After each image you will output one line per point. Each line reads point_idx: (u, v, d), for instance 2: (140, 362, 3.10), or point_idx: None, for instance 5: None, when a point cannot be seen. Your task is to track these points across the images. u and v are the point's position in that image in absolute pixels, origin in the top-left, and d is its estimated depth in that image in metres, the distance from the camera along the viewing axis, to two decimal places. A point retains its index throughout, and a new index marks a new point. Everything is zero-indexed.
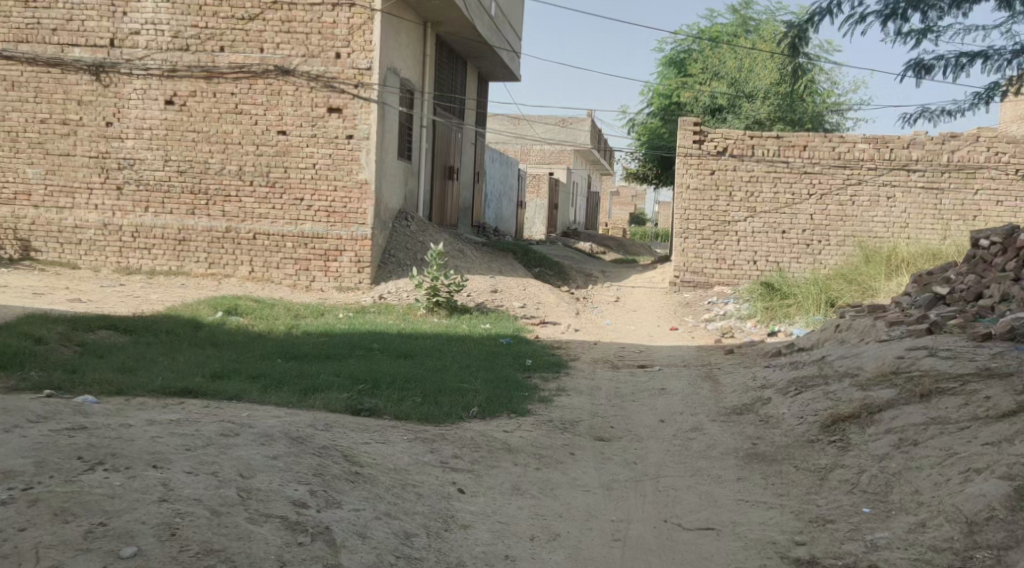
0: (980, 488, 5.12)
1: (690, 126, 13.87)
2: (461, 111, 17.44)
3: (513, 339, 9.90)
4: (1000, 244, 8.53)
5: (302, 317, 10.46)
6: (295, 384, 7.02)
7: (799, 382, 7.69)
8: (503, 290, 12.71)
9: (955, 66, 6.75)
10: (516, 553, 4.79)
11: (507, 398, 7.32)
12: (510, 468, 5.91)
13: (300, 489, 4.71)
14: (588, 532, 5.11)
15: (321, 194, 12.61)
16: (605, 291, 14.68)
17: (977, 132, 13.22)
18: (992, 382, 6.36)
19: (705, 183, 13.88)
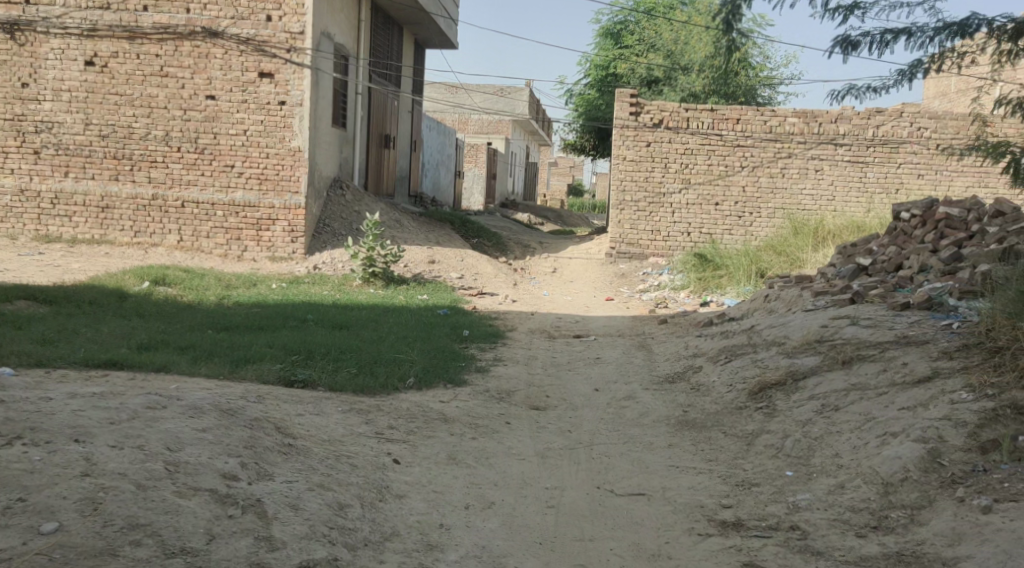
0: (896, 451, 5.32)
1: (626, 97, 13.87)
2: (398, 79, 17.27)
3: (451, 310, 9.95)
4: (920, 216, 8.80)
5: (234, 287, 10.37)
6: (225, 355, 6.97)
7: (728, 351, 7.91)
8: (440, 260, 12.72)
9: (879, 43, 6.35)
10: (451, 522, 4.86)
11: (443, 368, 7.38)
12: (445, 437, 5.97)
13: (231, 462, 4.70)
14: (523, 500, 5.19)
15: (253, 161, 12.43)
16: (543, 262, 14.78)
17: (900, 108, 13.55)
18: (909, 348, 6.57)
19: (642, 154, 13.94)
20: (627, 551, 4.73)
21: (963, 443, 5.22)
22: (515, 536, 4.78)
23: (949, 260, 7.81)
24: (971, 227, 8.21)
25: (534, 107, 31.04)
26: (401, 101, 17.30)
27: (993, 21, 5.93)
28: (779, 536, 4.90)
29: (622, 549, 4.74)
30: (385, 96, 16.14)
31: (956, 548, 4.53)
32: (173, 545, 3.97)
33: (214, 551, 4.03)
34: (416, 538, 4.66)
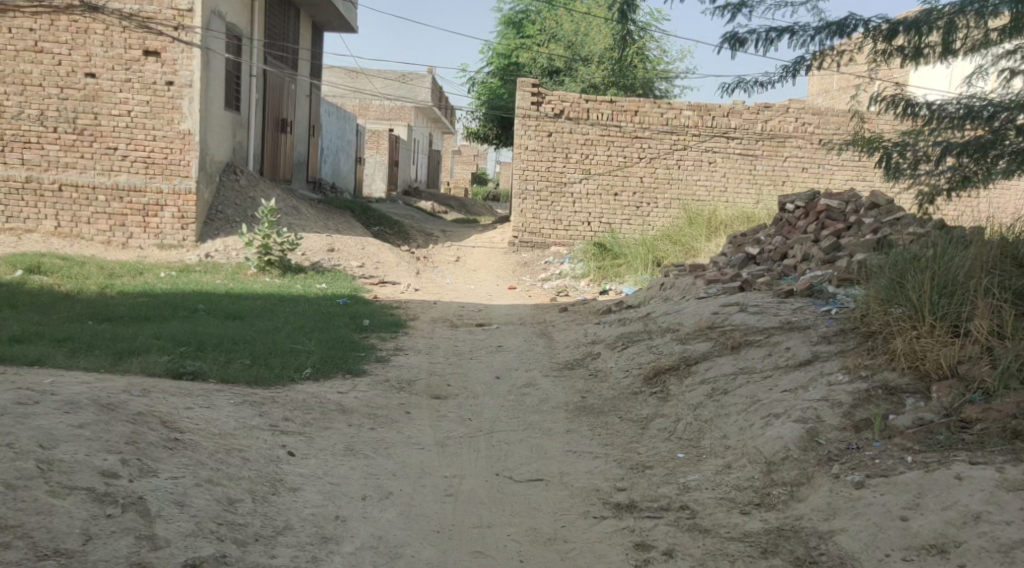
0: (778, 431, 5.58)
1: (528, 87, 13.97)
2: (294, 61, 17.03)
3: (351, 299, 9.94)
4: (804, 208, 9.17)
5: (118, 276, 10.14)
6: (107, 347, 6.85)
7: (626, 337, 8.13)
8: (340, 248, 12.67)
9: (764, 41, 6.55)
10: (347, 513, 4.89)
11: (342, 358, 7.39)
12: (343, 428, 6.01)
13: (111, 459, 4.63)
14: (421, 489, 5.27)
15: (138, 144, 12.14)
16: (446, 250, 14.85)
17: (787, 103, 14.08)
18: (793, 333, 6.89)
19: (543, 144, 14.07)
20: (523, 536, 4.84)
21: (839, 422, 5.46)
22: (413, 525, 4.83)
23: (829, 249, 8.17)
24: (849, 218, 8.61)
25: (437, 94, 31.05)
26: (298, 85, 17.08)
27: (869, 22, 6.24)
28: (669, 516, 5.09)
29: (519, 534, 4.84)
30: (281, 79, 15.90)
31: (831, 522, 4.70)
32: (45, 546, 3.94)
33: (90, 552, 4.01)
34: (310, 531, 4.67)
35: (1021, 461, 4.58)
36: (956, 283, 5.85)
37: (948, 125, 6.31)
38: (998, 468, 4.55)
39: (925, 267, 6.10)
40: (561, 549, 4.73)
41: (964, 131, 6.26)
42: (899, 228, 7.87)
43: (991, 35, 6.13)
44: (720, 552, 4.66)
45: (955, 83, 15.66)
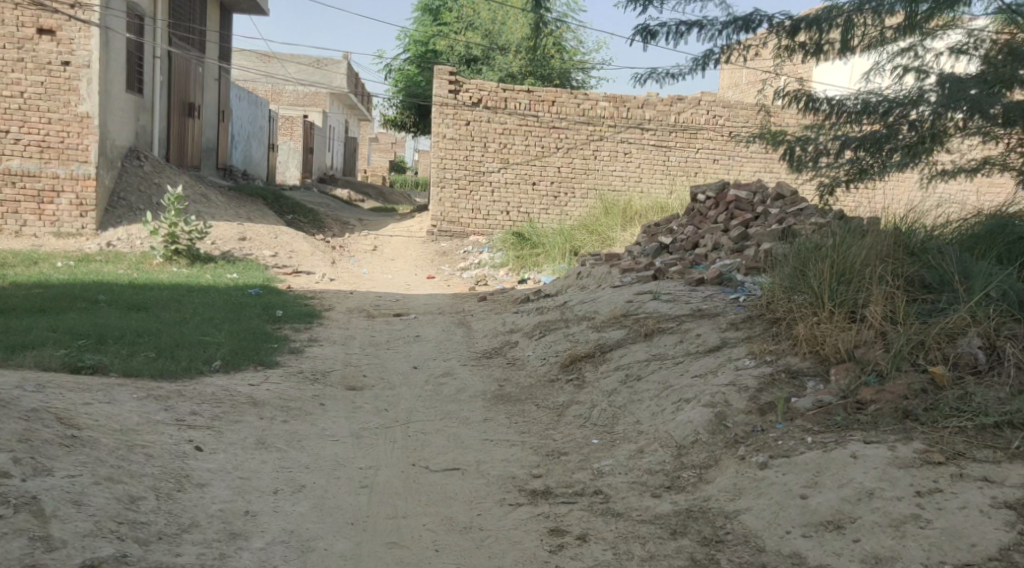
0: (688, 416, 5.74)
1: (445, 75, 13.93)
2: (202, 43, 16.72)
3: (263, 289, 9.84)
4: (714, 199, 9.40)
5: (13, 267, 9.84)
6: (1, 341, 6.69)
7: (543, 326, 8.23)
8: (252, 237, 12.50)
9: (675, 34, 6.71)
10: (256, 508, 4.86)
11: (252, 350, 7.32)
12: (254, 421, 5.97)
13: (2, 458, 4.48)
14: (335, 482, 5.27)
15: (32, 127, 11.80)
16: (363, 239, 14.79)
17: (699, 96, 14.32)
18: (703, 320, 7.08)
19: (461, 133, 14.09)
20: (438, 525, 4.88)
21: (746, 406, 5.64)
22: (326, 518, 4.83)
23: (738, 238, 8.40)
24: (757, 209, 8.87)
25: (353, 81, 30.76)
26: (206, 68, 16.78)
27: (773, 18, 6.45)
28: (583, 501, 5.20)
29: (434, 524, 4.89)
30: (187, 61, 15.60)
31: (737, 502, 4.86)
32: None
33: None
34: (217, 527, 4.63)
35: (912, 440, 4.81)
36: (854, 272, 6.11)
37: (847, 119, 6.57)
38: (890, 447, 4.77)
39: (824, 257, 6.36)
40: (476, 537, 4.79)
41: (862, 125, 6.52)
42: (803, 218, 8.13)
43: (886, 34, 6.43)
44: (632, 535, 4.79)
45: (854, 80, 15.75)
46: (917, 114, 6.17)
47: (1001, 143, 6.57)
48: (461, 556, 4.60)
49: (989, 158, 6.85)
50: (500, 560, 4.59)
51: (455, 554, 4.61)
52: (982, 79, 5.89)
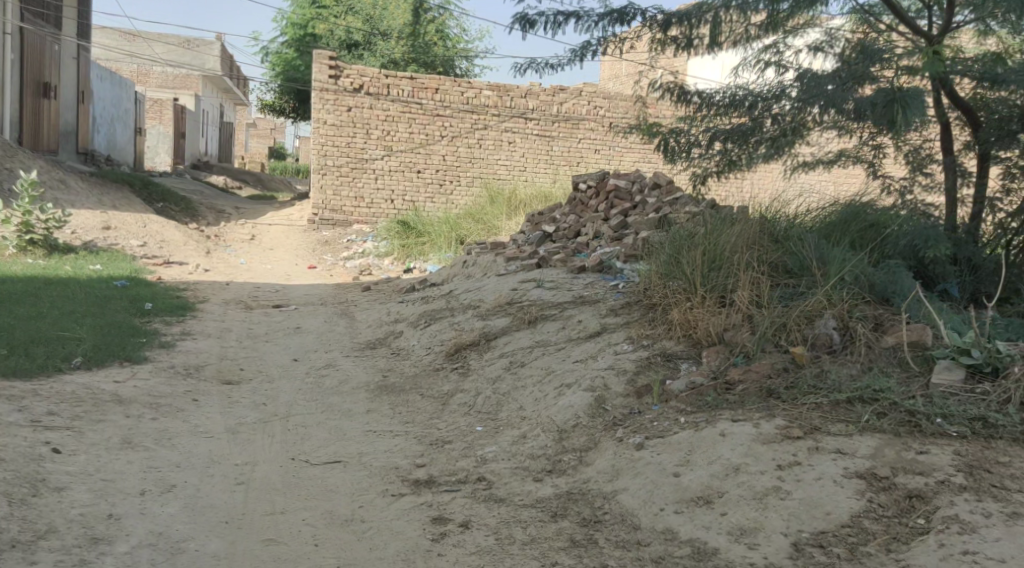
0: (569, 400, 5.85)
1: (325, 59, 13.66)
2: (58, 19, 16.06)
3: (130, 281, 9.52)
4: (594, 188, 9.57)
5: None
6: None
7: (428, 315, 8.22)
8: (117, 226, 12.08)
9: (553, 24, 6.81)
10: (121, 511, 4.72)
11: (117, 345, 7.09)
12: (119, 420, 5.80)
13: None
14: (208, 480, 5.17)
15: None
16: (240, 228, 14.46)
17: (580, 87, 14.60)
18: (584, 307, 7.22)
19: (343, 119, 13.86)
20: (318, 519, 4.84)
21: (624, 389, 5.79)
22: (197, 518, 4.73)
23: (617, 227, 8.62)
24: (635, 198, 9.11)
25: (227, 63, 29.94)
26: (63, 46, 16.11)
27: (646, 13, 6.64)
28: (466, 488, 5.24)
29: (313, 518, 4.84)
30: (41, 38, 14.95)
31: (614, 483, 4.98)
32: None
33: None
34: (78, 532, 4.48)
35: (775, 416, 5.03)
36: (724, 259, 6.35)
37: (717, 112, 6.88)
38: (755, 424, 4.97)
39: (697, 244, 6.58)
40: (357, 529, 4.77)
41: (729, 118, 6.85)
42: (678, 207, 8.37)
43: (751, 32, 6.72)
44: (514, 519, 4.86)
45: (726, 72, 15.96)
46: (780, 108, 6.42)
47: (855, 134, 6.86)
48: (341, 549, 4.58)
49: (845, 150, 7.37)
50: (381, 551, 4.58)
51: (335, 548, 4.58)
52: (836, 77, 6.10)
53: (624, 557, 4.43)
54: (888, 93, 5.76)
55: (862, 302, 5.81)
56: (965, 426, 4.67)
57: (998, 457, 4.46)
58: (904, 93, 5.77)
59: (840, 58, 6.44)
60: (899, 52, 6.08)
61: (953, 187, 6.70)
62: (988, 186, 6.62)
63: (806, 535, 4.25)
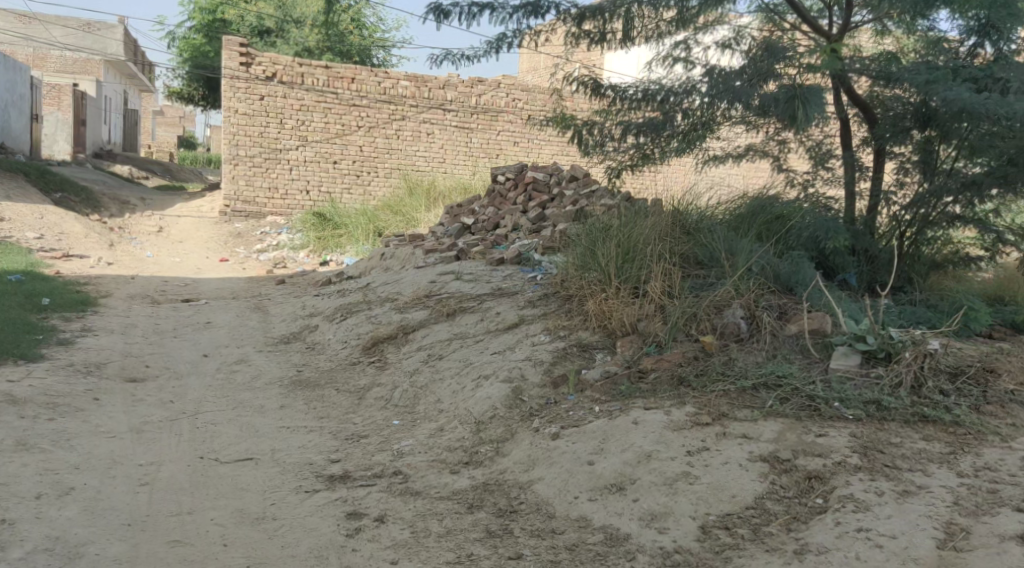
0: (487, 392, 5.82)
1: (235, 46, 13.37)
2: None
3: (25, 276, 9.16)
4: (513, 180, 9.61)
5: None
6: None
7: (344, 308, 8.11)
8: (12, 218, 11.61)
9: (467, 15, 6.77)
10: (16, 517, 4.55)
11: (11, 344, 6.82)
12: (15, 422, 5.59)
13: None
14: (110, 482, 5.01)
15: None
16: (147, 219, 14.06)
17: (499, 79, 14.57)
18: (502, 299, 7.21)
19: (255, 108, 13.57)
20: (228, 519, 4.73)
21: (541, 380, 5.79)
22: (98, 522, 4.59)
23: (536, 220, 8.65)
24: (553, 191, 9.14)
25: (131, 48, 29.02)
26: None
27: (560, 6, 6.66)
28: (381, 483, 5.16)
29: (222, 517, 4.74)
30: None
31: (530, 472, 4.98)
32: None
33: None
34: None
35: (684, 404, 5.10)
36: (637, 250, 6.40)
37: (630, 106, 6.95)
38: (666, 412, 5.04)
39: (611, 236, 6.62)
40: (269, 528, 4.68)
41: (642, 111, 6.93)
42: (594, 200, 8.41)
43: (662, 27, 6.82)
44: (429, 512, 4.81)
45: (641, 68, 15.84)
46: (690, 103, 6.53)
47: (761, 130, 7.00)
48: (251, 549, 4.49)
49: (754, 145, 7.45)
50: (293, 549, 4.50)
51: (244, 548, 4.49)
52: (743, 72, 6.22)
53: (539, 545, 4.42)
54: (789, 89, 5.89)
55: (767, 291, 5.98)
56: (859, 410, 4.82)
57: (890, 438, 4.60)
58: (804, 89, 5.89)
59: (747, 55, 6.48)
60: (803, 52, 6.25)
61: (850, 182, 6.80)
62: (881, 182, 6.75)
63: (713, 517, 4.32)
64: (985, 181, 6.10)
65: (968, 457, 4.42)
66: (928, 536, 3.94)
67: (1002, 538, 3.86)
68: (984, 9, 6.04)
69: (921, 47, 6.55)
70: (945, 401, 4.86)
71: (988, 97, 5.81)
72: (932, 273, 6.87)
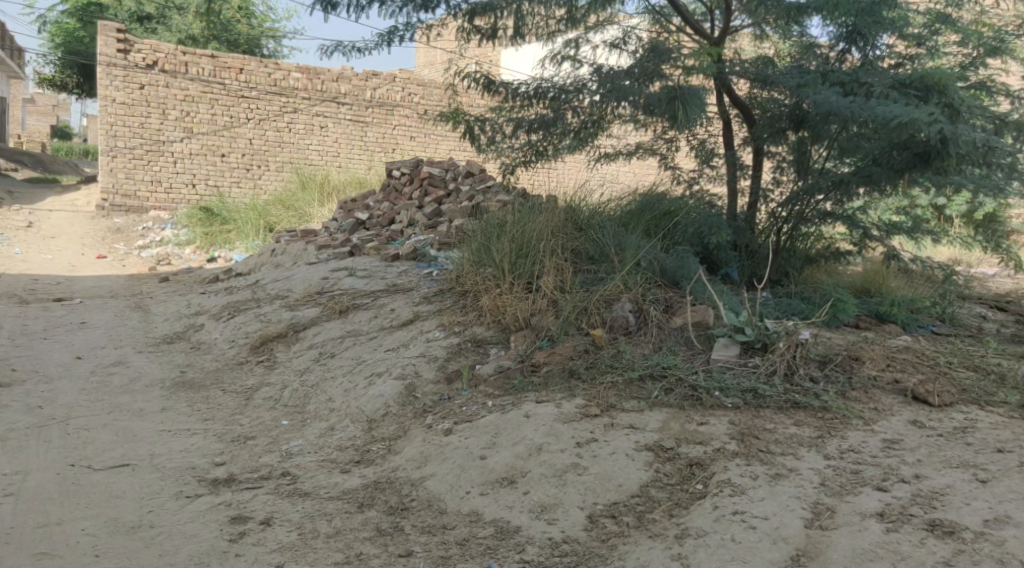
0: (379, 390, 5.69)
1: (112, 32, 12.65)
2: None
3: None
4: (409, 174, 9.47)
5: None
6: None
7: (231, 307, 7.87)
8: None
9: (356, 7, 6.65)
10: None
11: None
12: None
13: None
14: None
15: None
16: (15, 214, 13.37)
17: (394, 73, 14.49)
18: (396, 296, 7.11)
19: (135, 97, 12.94)
20: (101, 528, 4.52)
21: (434, 376, 5.71)
22: None
23: (431, 216, 8.59)
24: (450, 185, 9.10)
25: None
26: None
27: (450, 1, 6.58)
28: (268, 485, 4.99)
29: (95, 527, 4.52)
30: None
31: (422, 469, 4.88)
32: None
33: None
34: None
35: (575, 396, 5.11)
36: (530, 246, 6.37)
37: (522, 103, 6.89)
38: (557, 405, 5.03)
39: (505, 231, 6.58)
40: (145, 535, 4.48)
41: (532, 108, 6.91)
42: (490, 196, 8.40)
43: (553, 25, 6.91)
44: (318, 513, 4.66)
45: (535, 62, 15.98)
46: (581, 101, 6.57)
47: (650, 129, 7.19)
48: (125, 558, 4.29)
49: (643, 143, 7.55)
50: (172, 557, 4.31)
51: (117, 557, 4.29)
52: (632, 72, 6.28)
53: (430, 542, 4.35)
54: (670, 89, 6.01)
55: (654, 286, 6.05)
56: (738, 398, 4.90)
57: (765, 425, 4.69)
58: (685, 89, 6.02)
59: (634, 55, 6.71)
60: (686, 52, 6.28)
61: (732, 180, 7.02)
62: (760, 180, 6.96)
63: (600, 507, 4.33)
64: (852, 181, 6.23)
65: (834, 440, 4.53)
66: (797, 516, 4.02)
67: (863, 515, 3.98)
68: (852, 16, 6.19)
69: (796, 52, 6.82)
70: (815, 388, 4.99)
71: (853, 100, 5.88)
72: (806, 267, 7.07)
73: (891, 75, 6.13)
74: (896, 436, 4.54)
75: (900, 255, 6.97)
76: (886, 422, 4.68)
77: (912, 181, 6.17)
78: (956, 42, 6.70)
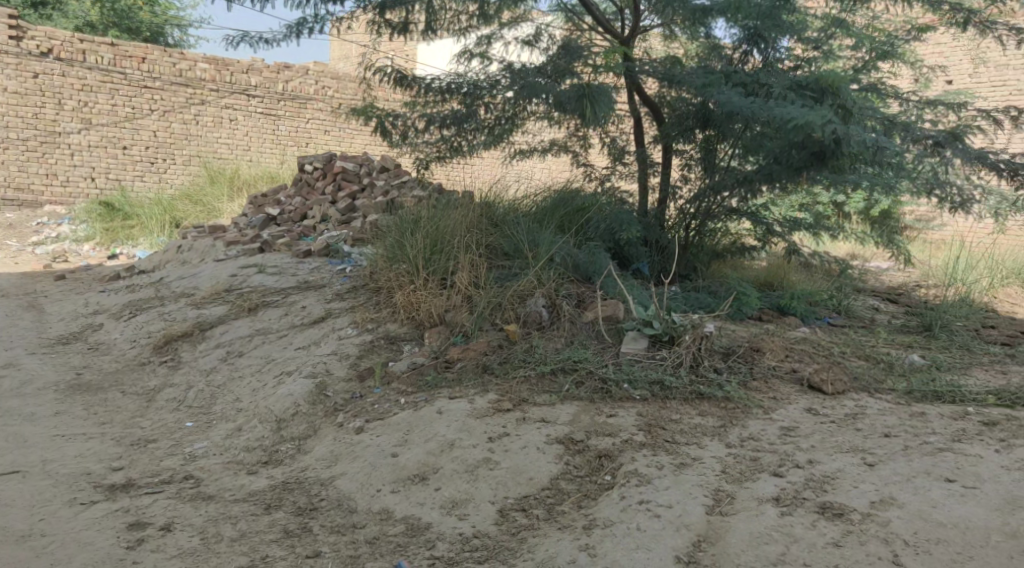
0: (289, 389, 5.54)
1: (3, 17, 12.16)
2: None
3: None
4: (322, 169, 9.23)
5: None
6: None
7: (133, 306, 7.60)
8: None
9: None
10: None
11: None
12: None
13: None
14: None
15: None
16: None
17: (308, 67, 14.32)
18: (307, 293, 6.96)
19: (28, 86, 12.41)
20: None
21: (346, 374, 5.59)
22: None
23: (345, 211, 8.44)
24: (363, 180, 8.89)
25: None
26: None
27: None
28: (170, 489, 4.82)
29: None
30: None
31: (332, 468, 4.77)
32: None
33: None
34: None
35: (487, 392, 5.07)
36: (444, 242, 6.28)
37: (435, 99, 6.80)
38: (469, 400, 4.98)
39: (419, 227, 6.49)
40: (36, 545, 4.28)
41: (443, 104, 6.84)
42: (404, 191, 8.31)
43: (466, 20, 6.92)
44: (222, 516, 4.52)
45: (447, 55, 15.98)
46: (494, 97, 6.55)
47: (564, 125, 7.22)
48: None
49: (557, 140, 7.60)
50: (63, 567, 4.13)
51: None
52: (541, 70, 6.28)
53: (339, 541, 4.25)
54: (579, 87, 5.97)
55: (567, 281, 6.02)
56: (645, 389, 4.92)
57: (671, 415, 4.72)
58: (594, 87, 5.99)
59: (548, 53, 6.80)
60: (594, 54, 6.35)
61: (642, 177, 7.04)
62: (670, 176, 6.98)
63: (510, 501, 4.30)
64: (755, 178, 6.36)
65: (736, 429, 4.58)
66: (699, 503, 4.04)
67: (760, 501, 4.02)
68: (753, 19, 6.27)
69: (702, 52, 6.79)
70: (719, 378, 5.05)
71: (753, 99, 5.94)
72: (713, 262, 7.18)
73: (790, 77, 6.20)
74: (793, 424, 4.60)
75: (802, 249, 7.11)
76: (784, 411, 4.75)
77: (811, 180, 6.26)
78: (849, 47, 6.91)
